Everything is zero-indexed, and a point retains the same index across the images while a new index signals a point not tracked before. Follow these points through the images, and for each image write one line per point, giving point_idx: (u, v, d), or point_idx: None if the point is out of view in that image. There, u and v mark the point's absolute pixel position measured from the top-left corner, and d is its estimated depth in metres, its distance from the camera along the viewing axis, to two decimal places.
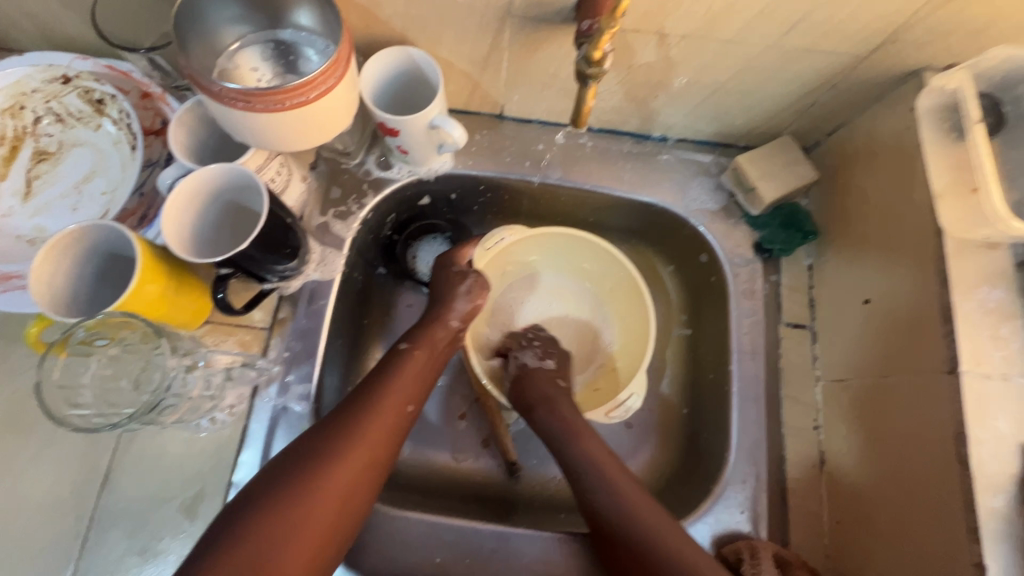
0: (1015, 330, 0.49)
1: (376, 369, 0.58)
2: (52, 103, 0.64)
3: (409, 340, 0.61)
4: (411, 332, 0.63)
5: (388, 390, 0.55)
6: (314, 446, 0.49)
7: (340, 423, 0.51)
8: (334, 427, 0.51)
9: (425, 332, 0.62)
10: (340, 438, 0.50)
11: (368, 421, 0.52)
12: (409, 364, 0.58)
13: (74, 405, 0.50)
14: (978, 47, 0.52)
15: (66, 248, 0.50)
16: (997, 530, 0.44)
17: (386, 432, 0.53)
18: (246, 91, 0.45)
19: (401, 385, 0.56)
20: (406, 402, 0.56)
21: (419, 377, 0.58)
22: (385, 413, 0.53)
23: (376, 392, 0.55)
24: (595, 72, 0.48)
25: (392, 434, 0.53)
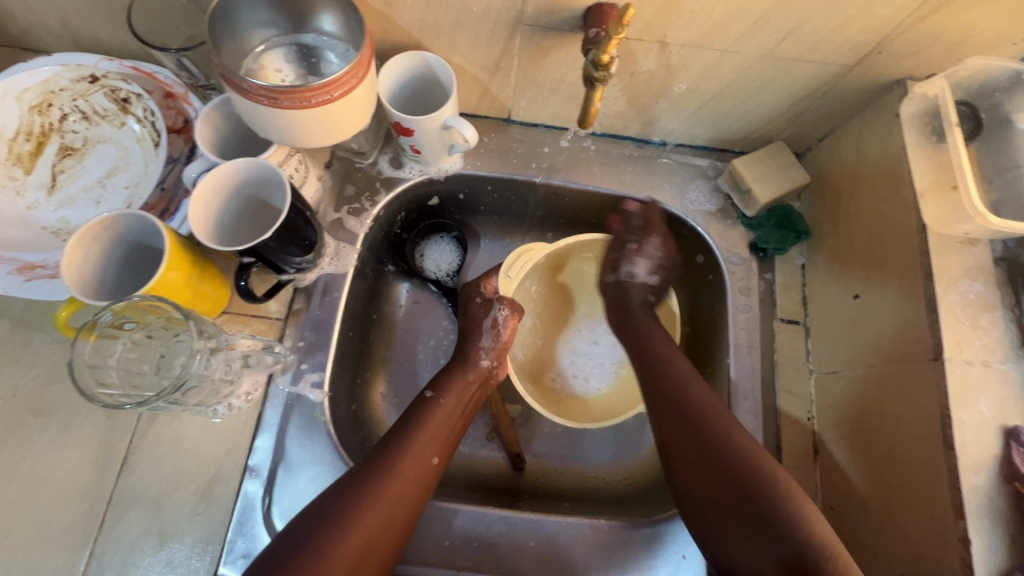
0: (994, 320, 0.52)
1: (402, 421, 0.59)
2: (78, 101, 0.66)
3: (434, 387, 0.63)
4: (439, 377, 0.65)
5: (414, 443, 0.57)
6: (332, 508, 0.50)
7: (369, 479, 0.52)
8: (362, 484, 0.52)
9: (451, 378, 0.64)
10: (368, 498, 0.51)
11: (397, 476, 0.53)
12: (435, 415, 0.60)
13: (102, 384, 0.52)
14: (956, 58, 0.56)
15: (97, 236, 0.52)
16: (980, 506, 0.47)
17: (415, 485, 0.54)
18: (274, 88, 0.48)
19: (426, 436, 0.58)
20: (433, 454, 0.57)
21: (442, 428, 0.60)
22: (414, 467, 0.55)
23: (403, 444, 0.56)
24: (602, 75, 0.52)
25: (421, 485, 0.55)
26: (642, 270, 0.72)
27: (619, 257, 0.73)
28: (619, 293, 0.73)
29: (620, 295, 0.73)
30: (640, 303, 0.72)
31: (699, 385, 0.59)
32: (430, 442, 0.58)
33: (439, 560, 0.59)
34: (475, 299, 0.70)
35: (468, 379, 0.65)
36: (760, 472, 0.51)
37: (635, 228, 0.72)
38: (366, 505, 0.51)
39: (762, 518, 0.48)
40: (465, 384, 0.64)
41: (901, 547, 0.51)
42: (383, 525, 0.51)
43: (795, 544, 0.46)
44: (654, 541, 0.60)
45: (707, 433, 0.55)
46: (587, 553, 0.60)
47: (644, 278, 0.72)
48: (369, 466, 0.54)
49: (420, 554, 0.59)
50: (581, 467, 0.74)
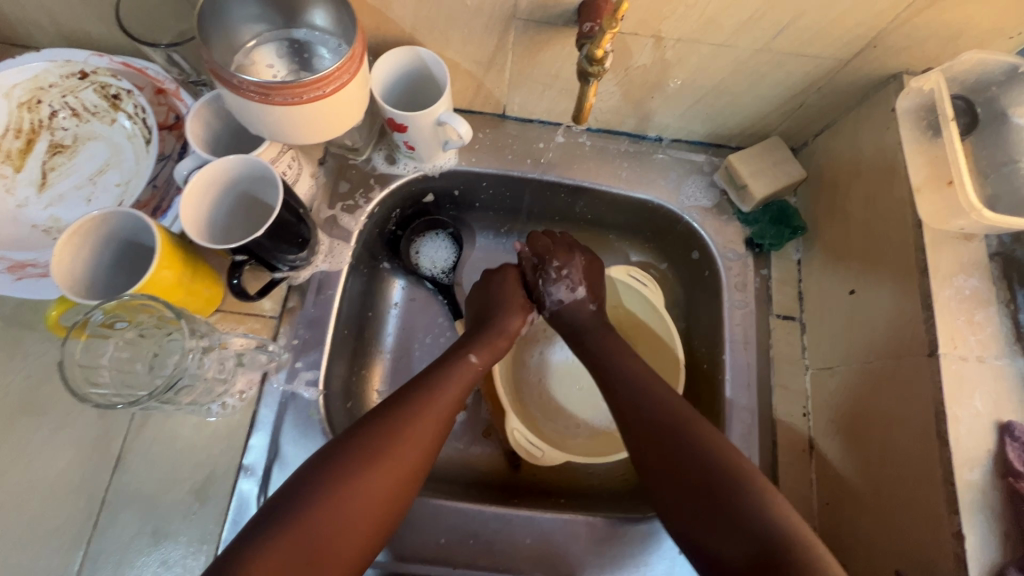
0: (989, 315, 0.52)
1: (432, 369, 0.61)
2: (68, 98, 0.66)
3: (477, 352, 0.65)
4: (473, 338, 0.67)
5: (444, 392, 0.59)
6: (356, 444, 0.52)
7: (397, 417, 0.55)
8: (393, 423, 0.54)
9: (485, 342, 0.66)
10: (402, 438, 0.54)
11: (423, 421, 0.56)
12: (462, 373, 0.62)
13: (94, 384, 0.51)
14: (952, 52, 0.55)
15: (87, 234, 0.51)
16: (974, 501, 0.47)
17: (436, 433, 0.57)
18: (264, 84, 0.47)
19: (456, 388, 0.60)
20: (455, 405, 0.60)
21: (467, 385, 0.62)
22: (440, 416, 0.57)
23: (433, 395, 0.58)
24: (596, 70, 0.51)
25: (443, 425, 0.58)
26: (564, 292, 0.72)
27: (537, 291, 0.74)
28: (565, 316, 0.72)
29: (565, 319, 0.72)
30: (587, 316, 0.71)
31: (670, 397, 0.58)
32: (456, 395, 0.60)
33: (434, 557, 0.59)
34: (514, 293, 0.72)
35: (500, 345, 0.67)
36: (723, 468, 0.51)
37: (530, 267, 0.74)
38: (400, 444, 0.53)
39: (730, 510, 0.48)
40: (495, 351, 0.67)
41: (895, 542, 0.51)
42: (414, 466, 0.54)
43: (769, 543, 0.46)
44: (650, 537, 0.61)
45: (661, 432, 0.55)
46: (583, 549, 0.60)
47: (571, 296, 0.72)
48: (394, 406, 0.56)
49: (416, 551, 0.59)
50: (577, 463, 0.74)
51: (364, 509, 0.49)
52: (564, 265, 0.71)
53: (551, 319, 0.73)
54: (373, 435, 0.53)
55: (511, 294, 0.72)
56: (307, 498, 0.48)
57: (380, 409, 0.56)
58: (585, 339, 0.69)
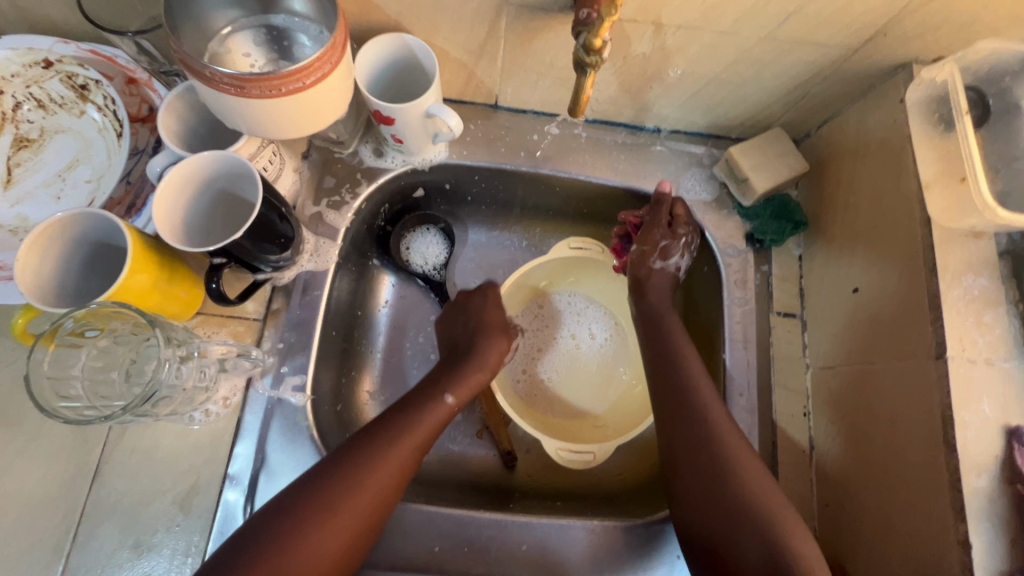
0: (998, 316, 0.51)
1: (399, 409, 0.58)
2: (33, 88, 0.62)
3: (453, 391, 0.61)
4: (448, 375, 0.63)
5: (411, 435, 0.55)
6: (317, 491, 0.50)
7: (350, 472, 0.51)
8: (346, 478, 0.51)
9: (460, 380, 0.62)
10: (354, 494, 0.50)
11: (380, 474, 0.52)
12: (436, 413, 0.58)
13: (64, 397, 0.49)
14: (964, 41, 0.53)
15: (53, 238, 0.48)
16: (980, 508, 0.46)
17: (394, 484, 0.53)
18: (238, 75, 0.44)
19: (422, 431, 0.56)
20: (419, 450, 0.56)
21: (437, 427, 0.58)
22: (400, 466, 0.53)
23: (396, 441, 0.54)
24: (594, 61, 0.48)
25: (404, 476, 0.54)
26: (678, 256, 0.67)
27: (648, 253, 0.67)
28: (653, 289, 0.67)
29: (649, 289, 0.67)
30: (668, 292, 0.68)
31: (710, 395, 0.57)
32: (422, 440, 0.56)
33: (428, 565, 0.58)
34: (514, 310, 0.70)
35: (478, 381, 0.63)
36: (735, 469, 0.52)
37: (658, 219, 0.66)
38: (351, 501, 0.50)
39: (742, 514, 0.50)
40: (474, 386, 0.63)
41: (899, 547, 0.50)
42: (362, 521, 0.50)
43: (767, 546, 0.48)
44: (649, 541, 0.59)
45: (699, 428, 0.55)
46: (579, 556, 0.59)
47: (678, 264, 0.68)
48: (354, 455, 0.52)
49: (409, 560, 0.58)
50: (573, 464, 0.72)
51: (305, 573, 0.47)
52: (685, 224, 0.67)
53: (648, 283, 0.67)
54: (322, 491, 0.50)
55: (493, 315, 0.69)
56: (244, 555, 0.46)
57: (336, 460, 0.52)
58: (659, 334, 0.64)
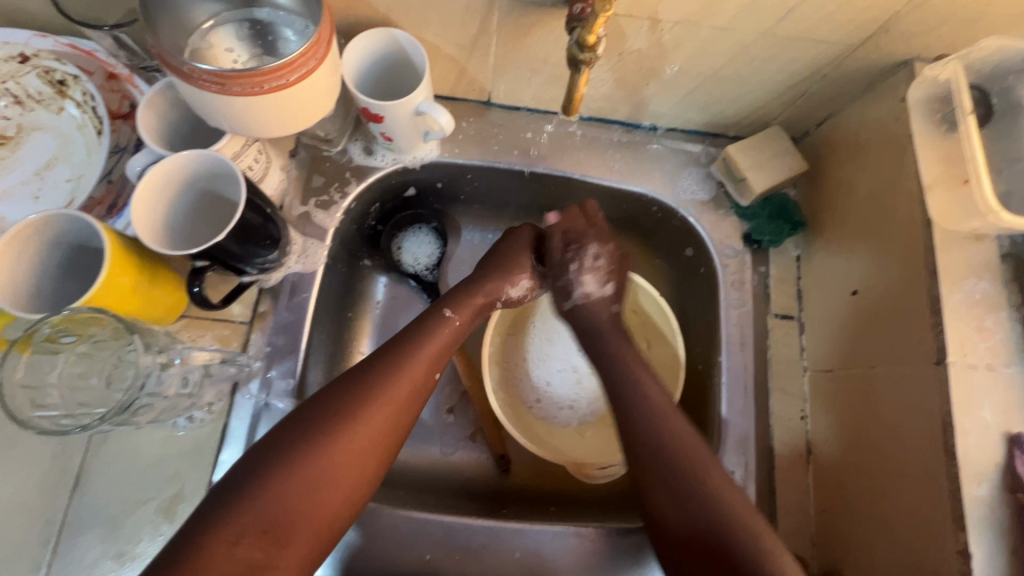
0: (999, 321, 0.50)
1: (406, 329, 0.55)
2: (9, 83, 0.60)
3: (452, 307, 0.58)
4: (451, 293, 0.60)
5: (417, 357, 0.53)
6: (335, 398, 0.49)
7: (363, 381, 0.50)
8: (358, 389, 0.49)
9: (465, 297, 0.60)
10: (368, 402, 0.49)
11: (392, 388, 0.50)
12: (444, 333, 0.56)
13: (41, 406, 0.48)
14: (968, 38, 0.52)
15: (27, 241, 0.47)
16: (981, 517, 0.45)
17: (405, 407, 0.51)
18: (219, 72, 0.43)
19: (427, 351, 0.54)
20: (431, 370, 0.54)
21: (446, 347, 0.56)
22: (409, 388, 0.51)
23: (404, 360, 0.52)
24: (588, 58, 0.46)
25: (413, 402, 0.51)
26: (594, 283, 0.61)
27: (562, 279, 0.62)
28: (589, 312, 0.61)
29: (584, 315, 0.61)
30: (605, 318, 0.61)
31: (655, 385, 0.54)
32: (430, 357, 0.54)
33: (419, 573, 0.57)
34: (528, 249, 0.65)
35: (479, 302, 0.61)
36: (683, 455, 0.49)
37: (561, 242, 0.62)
38: (364, 409, 0.48)
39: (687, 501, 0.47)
40: (476, 306, 0.60)
41: (897, 555, 0.49)
42: (376, 444, 0.48)
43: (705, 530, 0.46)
44: (645, 548, 0.58)
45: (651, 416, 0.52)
46: (573, 563, 0.58)
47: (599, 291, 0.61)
48: (363, 377, 0.50)
49: (399, 568, 0.57)
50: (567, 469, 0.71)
51: (319, 491, 0.45)
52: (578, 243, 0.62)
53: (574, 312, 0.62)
54: (340, 401, 0.48)
55: (513, 251, 0.64)
56: (258, 472, 0.45)
57: (347, 378, 0.50)
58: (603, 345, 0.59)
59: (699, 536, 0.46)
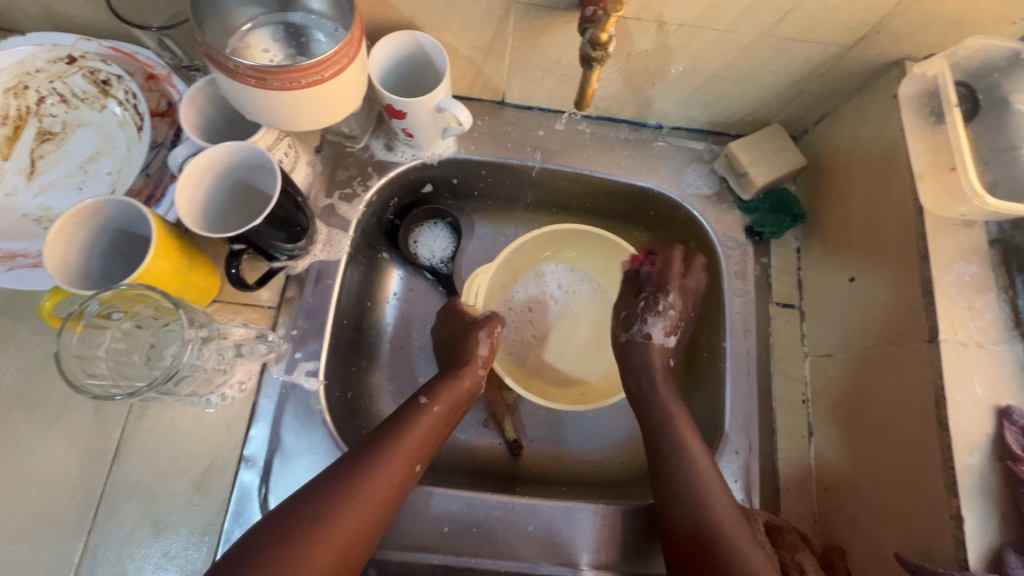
0: (988, 302, 0.52)
1: (390, 421, 0.59)
2: (56, 83, 0.64)
3: (429, 394, 0.62)
4: (432, 383, 0.64)
5: (398, 449, 0.56)
6: (313, 495, 0.52)
7: (349, 475, 0.53)
8: (345, 484, 0.53)
9: (445, 385, 0.64)
10: (349, 497, 0.52)
11: (375, 481, 0.53)
12: (422, 422, 0.60)
13: (91, 374, 0.50)
14: (955, 38, 0.55)
15: (80, 223, 0.50)
16: (973, 484, 0.47)
17: (387, 495, 0.54)
18: (261, 67, 0.46)
19: (410, 441, 0.58)
20: (415, 461, 0.57)
21: (427, 436, 0.59)
22: (392, 482, 0.55)
23: (385, 454, 0.55)
24: (600, 55, 0.50)
25: (395, 493, 0.55)
26: (659, 332, 0.69)
27: (632, 316, 0.71)
28: (633, 350, 0.69)
29: (636, 352, 0.68)
30: (659, 367, 0.68)
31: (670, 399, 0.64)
32: (412, 449, 0.57)
33: (437, 545, 0.59)
34: (466, 318, 0.70)
35: (462, 390, 0.64)
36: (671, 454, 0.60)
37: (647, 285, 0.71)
38: (348, 502, 0.52)
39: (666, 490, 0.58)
40: (456, 394, 0.64)
41: (894, 524, 0.52)
42: (357, 535, 0.51)
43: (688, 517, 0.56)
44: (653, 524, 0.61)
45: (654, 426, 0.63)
46: (584, 538, 0.61)
47: (664, 341, 0.69)
48: (342, 474, 0.53)
49: (419, 540, 0.60)
50: (575, 452, 0.74)
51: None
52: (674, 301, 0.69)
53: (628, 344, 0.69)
54: (323, 499, 0.52)
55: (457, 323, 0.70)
56: (241, 567, 0.47)
57: (334, 474, 0.54)
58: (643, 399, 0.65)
59: (695, 539, 0.54)
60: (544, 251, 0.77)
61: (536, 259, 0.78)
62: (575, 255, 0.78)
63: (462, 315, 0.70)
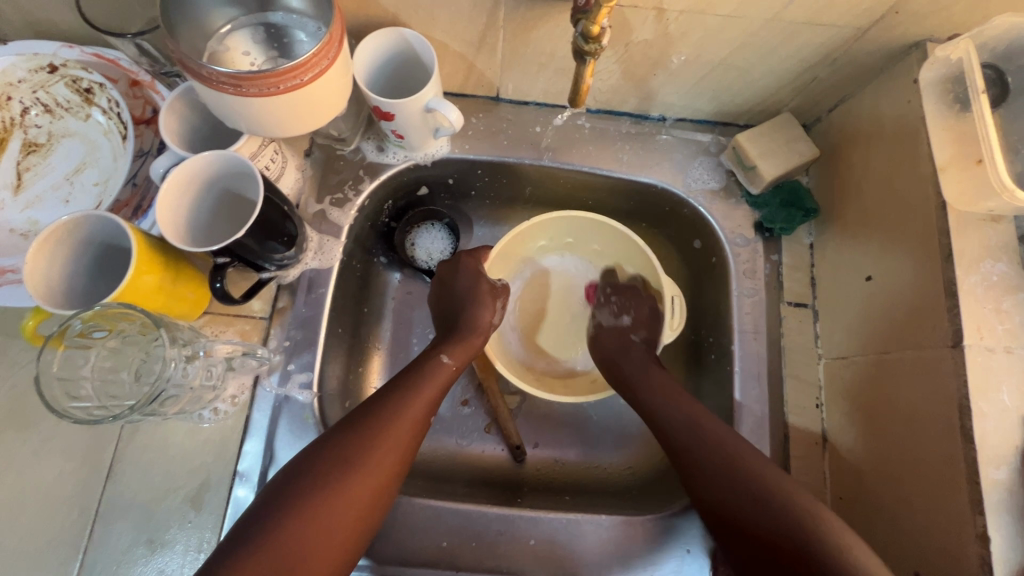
0: (1018, 303, 0.49)
1: (405, 373, 0.58)
2: (39, 93, 0.62)
3: (449, 352, 0.61)
4: (446, 339, 0.62)
5: (417, 399, 0.55)
6: (337, 441, 0.51)
7: (368, 422, 0.52)
8: (365, 430, 0.51)
9: (457, 340, 0.62)
10: (374, 445, 0.51)
11: (394, 431, 0.52)
12: (439, 375, 0.58)
13: (74, 397, 0.50)
14: (981, 16, 0.51)
15: (60, 242, 0.49)
16: (1000, 500, 0.44)
17: (408, 442, 0.53)
18: (236, 74, 0.44)
19: (428, 392, 0.56)
20: (430, 409, 0.56)
21: (442, 390, 0.58)
22: (411, 430, 0.54)
23: (402, 403, 0.54)
24: (593, 49, 0.46)
25: (413, 441, 0.54)
26: (608, 316, 0.69)
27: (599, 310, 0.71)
28: (601, 340, 0.67)
29: (601, 343, 0.67)
30: (631, 346, 0.65)
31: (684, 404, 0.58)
32: (430, 398, 0.56)
33: (437, 560, 0.58)
34: (484, 283, 0.66)
35: (475, 344, 0.63)
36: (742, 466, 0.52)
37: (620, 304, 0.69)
38: (369, 452, 0.50)
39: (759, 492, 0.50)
40: (471, 348, 0.63)
41: (914, 538, 0.49)
42: (380, 485, 0.50)
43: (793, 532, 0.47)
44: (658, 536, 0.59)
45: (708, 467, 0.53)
46: (587, 552, 0.59)
47: (615, 321, 0.68)
48: (364, 419, 0.52)
49: (416, 555, 0.58)
50: (581, 459, 0.72)
51: (330, 534, 0.47)
52: (617, 293, 0.70)
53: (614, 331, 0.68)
54: (345, 446, 0.50)
55: (473, 282, 0.66)
56: (272, 521, 0.46)
57: (351, 419, 0.53)
58: (625, 371, 0.63)
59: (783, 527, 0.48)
60: (537, 240, 0.74)
61: (530, 248, 0.74)
62: (570, 239, 0.74)
63: (457, 281, 0.66)
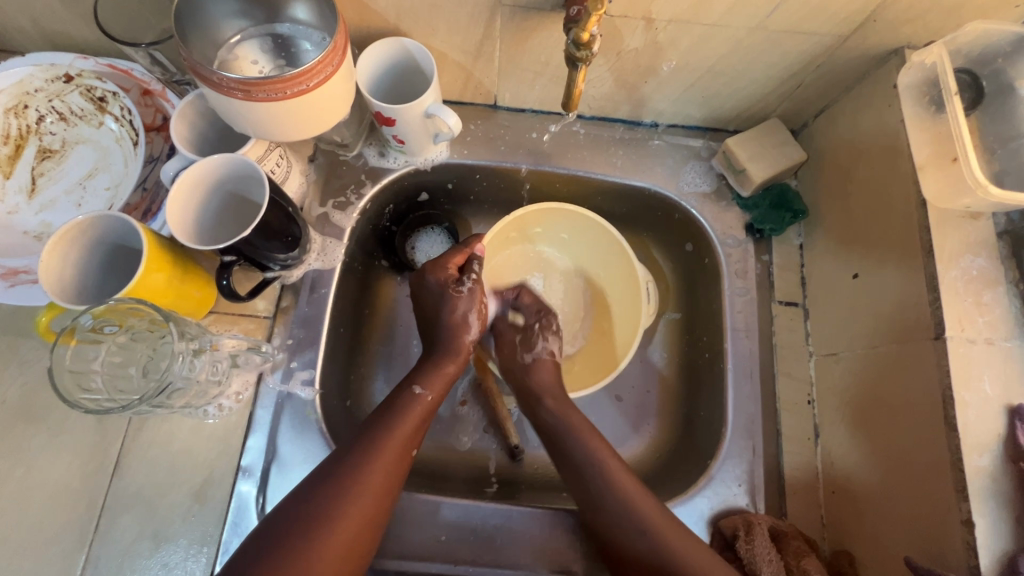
0: (998, 296, 0.51)
1: (377, 412, 0.56)
2: (54, 102, 0.65)
3: (423, 383, 0.59)
4: (421, 368, 0.61)
5: (391, 439, 0.54)
6: (306, 497, 0.49)
7: (339, 471, 0.51)
8: (336, 479, 0.50)
9: (433, 371, 0.61)
10: (342, 497, 0.49)
11: (367, 475, 0.51)
12: (414, 411, 0.57)
13: (86, 389, 0.52)
14: (953, 24, 0.53)
15: (73, 242, 0.51)
16: (984, 486, 0.45)
17: (385, 484, 0.52)
18: (244, 79, 0.46)
19: (402, 430, 0.55)
20: (409, 445, 0.55)
21: (419, 426, 0.57)
22: (386, 471, 0.52)
23: (376, 446, 0.53)
24: (584, 55, 0.49)
25: (391, 484, 0.52)
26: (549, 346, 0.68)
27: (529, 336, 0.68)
28: (527, 374, 0.66)
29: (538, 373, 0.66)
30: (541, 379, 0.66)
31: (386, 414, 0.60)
32: (406, 437, 0.55)
33: (435, 554, 0.59)
34: (451, 287, 0.64)
35: (451, 372, 0.62)
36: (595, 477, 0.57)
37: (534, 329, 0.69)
38: (337, 506, 0.49)
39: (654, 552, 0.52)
40: (447, 376, 0.62)
41: (905, 528, 0.50)
42: (354, 538, 0.49)
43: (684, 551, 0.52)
44: None
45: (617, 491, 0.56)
46: (583, 547, 0.60)
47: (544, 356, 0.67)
48: (337, 470, 0.51)
49: (414, 550, 0.59)
50: None
51: None
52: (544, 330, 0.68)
53: (529, 333, 0.68)
54: (315, 502, 0.49)
55: (440, 302, 0.64)
56: None
57: (323, 469, 0.51)
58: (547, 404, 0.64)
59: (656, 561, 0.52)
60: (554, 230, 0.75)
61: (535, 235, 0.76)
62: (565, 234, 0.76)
63: (427, 294, 0.65)
